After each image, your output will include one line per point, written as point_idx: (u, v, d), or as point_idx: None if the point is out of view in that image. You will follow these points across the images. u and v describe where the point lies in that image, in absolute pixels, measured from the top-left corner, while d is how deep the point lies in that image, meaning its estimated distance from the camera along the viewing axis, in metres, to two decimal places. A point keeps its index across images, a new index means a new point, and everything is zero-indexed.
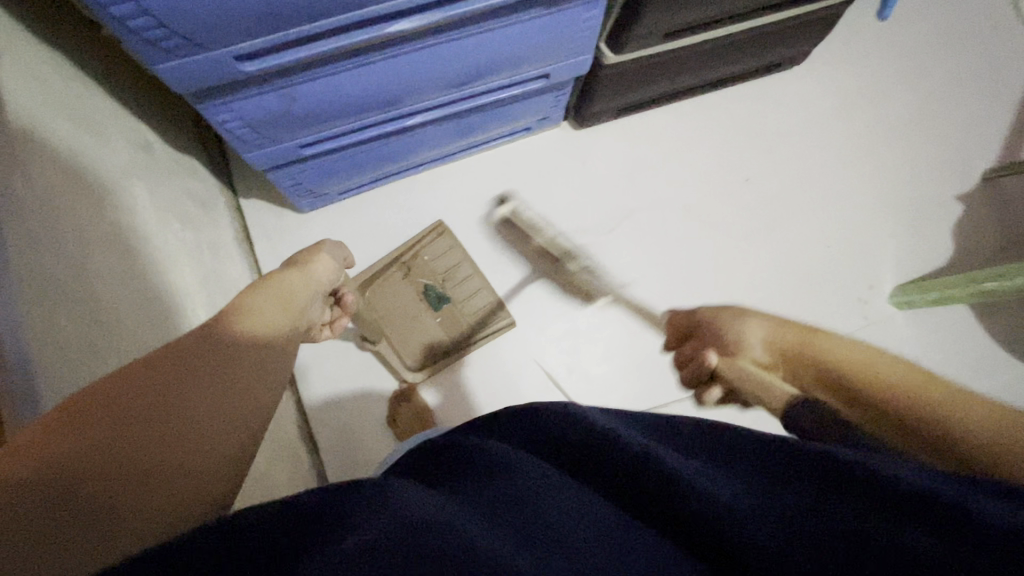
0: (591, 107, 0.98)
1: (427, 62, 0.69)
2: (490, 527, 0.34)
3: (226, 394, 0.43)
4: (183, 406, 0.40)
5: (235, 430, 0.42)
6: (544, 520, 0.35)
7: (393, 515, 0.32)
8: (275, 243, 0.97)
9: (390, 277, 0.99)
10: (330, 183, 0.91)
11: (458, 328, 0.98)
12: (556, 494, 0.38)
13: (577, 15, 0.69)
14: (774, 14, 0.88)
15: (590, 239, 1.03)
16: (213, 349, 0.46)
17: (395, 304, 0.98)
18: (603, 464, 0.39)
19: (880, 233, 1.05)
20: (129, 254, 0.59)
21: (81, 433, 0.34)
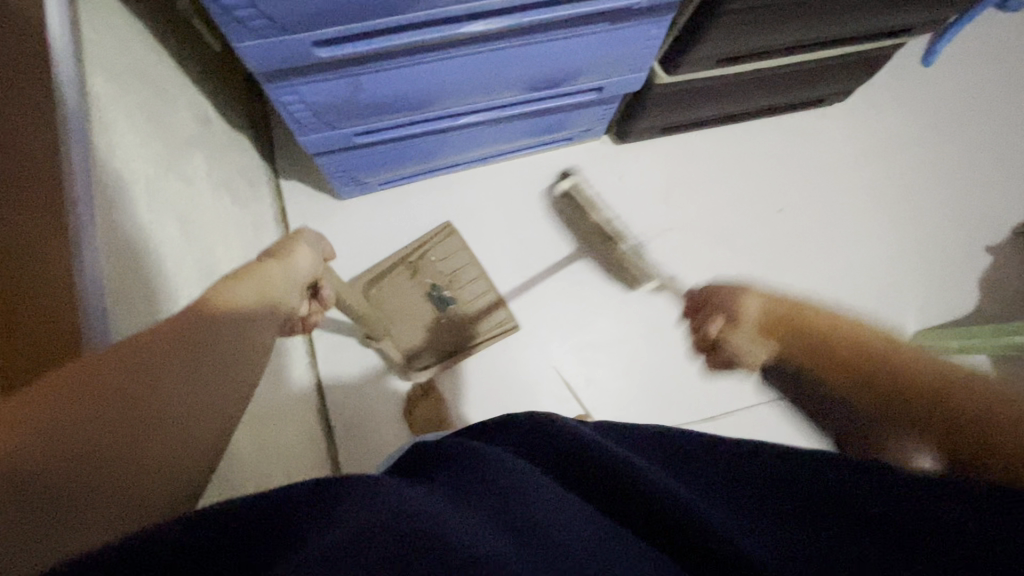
0: (635, 124, 1.00)
1: (489, 65, 0.70)
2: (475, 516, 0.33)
3: (216, 379, 0.39)
4: (171, 392, 0.36)
5: (218, 416, 0.39)
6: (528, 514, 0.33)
7: (390, 506, 0.32)
8: (311, 226, 0.98)
9: (396, 276, 0.98)
10: (372, 173, 0.92)
11: (462, 328, 0.97)
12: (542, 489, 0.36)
13: (640, 32, 0.70)
14: (827, 51, 0.90)
15: (618, 253, 1.04)
16: (210, 330, 0.41)
17: (399, 303, 0.98)
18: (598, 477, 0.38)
19: (907, 276, 1.05)
20: (187, 223, 0.60)
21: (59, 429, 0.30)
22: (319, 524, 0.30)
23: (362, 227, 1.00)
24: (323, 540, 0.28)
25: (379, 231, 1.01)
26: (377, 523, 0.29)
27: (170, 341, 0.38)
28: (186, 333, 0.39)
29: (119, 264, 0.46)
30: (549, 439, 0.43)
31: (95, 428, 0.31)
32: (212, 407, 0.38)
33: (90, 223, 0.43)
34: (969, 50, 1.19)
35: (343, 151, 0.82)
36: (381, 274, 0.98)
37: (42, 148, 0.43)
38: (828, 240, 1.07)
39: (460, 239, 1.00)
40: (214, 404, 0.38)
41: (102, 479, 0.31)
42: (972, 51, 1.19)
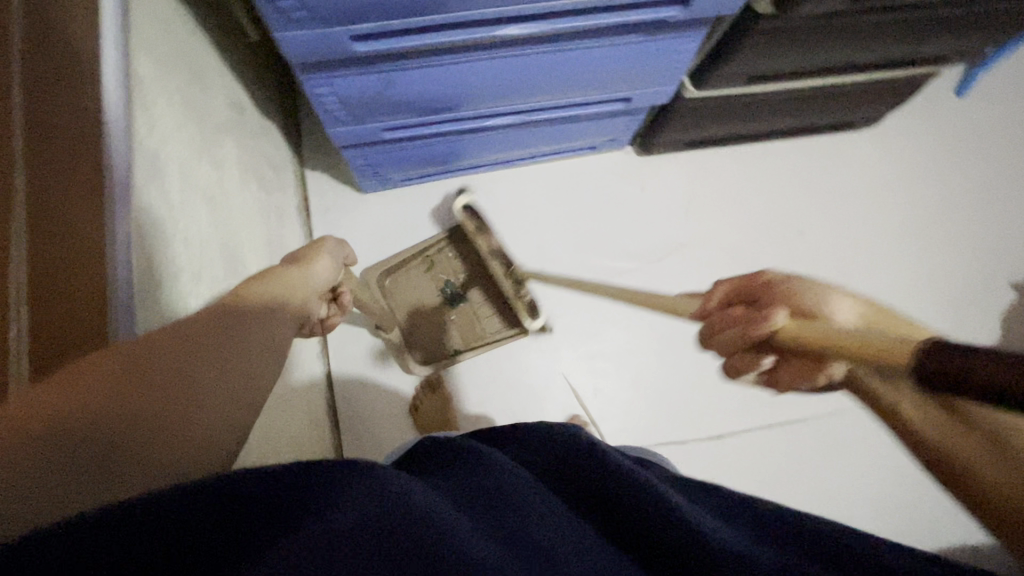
0: (659, 137, 1.00)
1: (521, 69, 0.71)
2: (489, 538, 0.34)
3: (252, 363, 0.40)
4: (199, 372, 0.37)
5: (248, 402, 0.39)
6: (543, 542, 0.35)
7: (386, 500, 0.32)
8: (332, 218, 1.00)
9: (411, 269, 0.99)
10: (396, 169, 0.93)
11: (471, 329, 0.98)
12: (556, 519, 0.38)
13: (672, 46, 0.71)
14: (859, 75, 0.89)
15: (635, 266, 1.03)
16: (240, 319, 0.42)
17: (412, 297, 0.98)
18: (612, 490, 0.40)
19: (928, 307, 1.04)
20: (215, 207, 0.61)
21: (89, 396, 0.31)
22: (326, 503, 0.30)
23: (381, 222, 1.01)
24: (335, 521, 0.29)
25: (397, 227, 1.01)
26: (379, 514, 0.30)
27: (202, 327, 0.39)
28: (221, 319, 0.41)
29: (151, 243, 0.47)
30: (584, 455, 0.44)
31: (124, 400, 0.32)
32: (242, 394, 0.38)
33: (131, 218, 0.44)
34: (1006, 84, 1.17)
35: (370, 145, 0.82)
36: (396, 266, 0.98)
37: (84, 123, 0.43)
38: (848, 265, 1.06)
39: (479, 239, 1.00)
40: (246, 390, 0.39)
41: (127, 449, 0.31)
42: (1008, 84, 1.17)
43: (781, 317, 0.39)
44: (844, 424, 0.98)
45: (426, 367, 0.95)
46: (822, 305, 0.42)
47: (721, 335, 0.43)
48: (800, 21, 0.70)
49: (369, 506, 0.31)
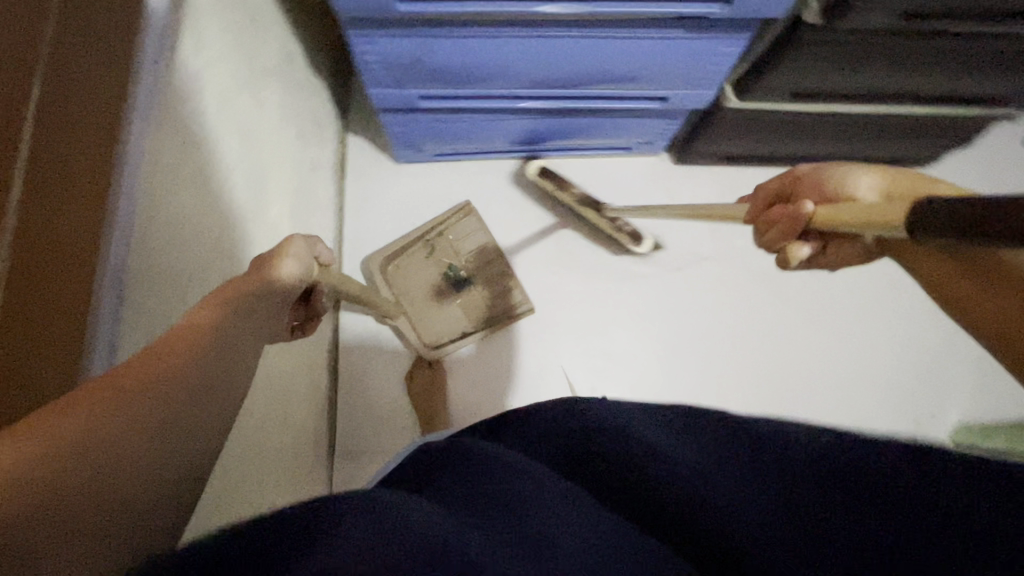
0: (696, 146, 0.99)
1: (558, 52, 0.72)
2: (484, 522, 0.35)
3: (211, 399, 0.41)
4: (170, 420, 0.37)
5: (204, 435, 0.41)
6: (536, 522, 0.35)
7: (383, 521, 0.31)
8: (365, 181, 1.04)
9: (413, 254, 1.02)
10: (431, 141, 0.95)
11: (476, 310, 1.01)
12: (539, 490, 0.39)
13: (713, 46, 0.70)
14: (915, 107, 0.85)
15: (653, 271, 1.04)
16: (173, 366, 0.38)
17: (415, 282, 1.01)
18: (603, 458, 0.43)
19: (954, 364, 1.01)
20: (250, 141, 0.65)
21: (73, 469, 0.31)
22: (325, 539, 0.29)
23: (411, 192, 1.04)
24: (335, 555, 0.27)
25: (426, 199, 1.04)
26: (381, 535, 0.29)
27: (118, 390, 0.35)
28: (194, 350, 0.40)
29: (184, 160, 0.50)
30: (568, 427, 0.47)
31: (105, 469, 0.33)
32: (172, 448, 0.38)
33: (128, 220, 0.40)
34: None
35: (407, 112, 0.85)
36: (398, 253, 1.01)
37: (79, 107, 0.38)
38: (872, 301, 1.03)
39: (479, 219, 1.03)
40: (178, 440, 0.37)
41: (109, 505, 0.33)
42: None
43: (811, 206, 0.48)
44: None
45: (435, 351, 0.98)
46: (846, 184, 0.51)
47: (769, 235, 0.53)
48: (854, 37, 0.68)
49: (370, 523, 0.30)
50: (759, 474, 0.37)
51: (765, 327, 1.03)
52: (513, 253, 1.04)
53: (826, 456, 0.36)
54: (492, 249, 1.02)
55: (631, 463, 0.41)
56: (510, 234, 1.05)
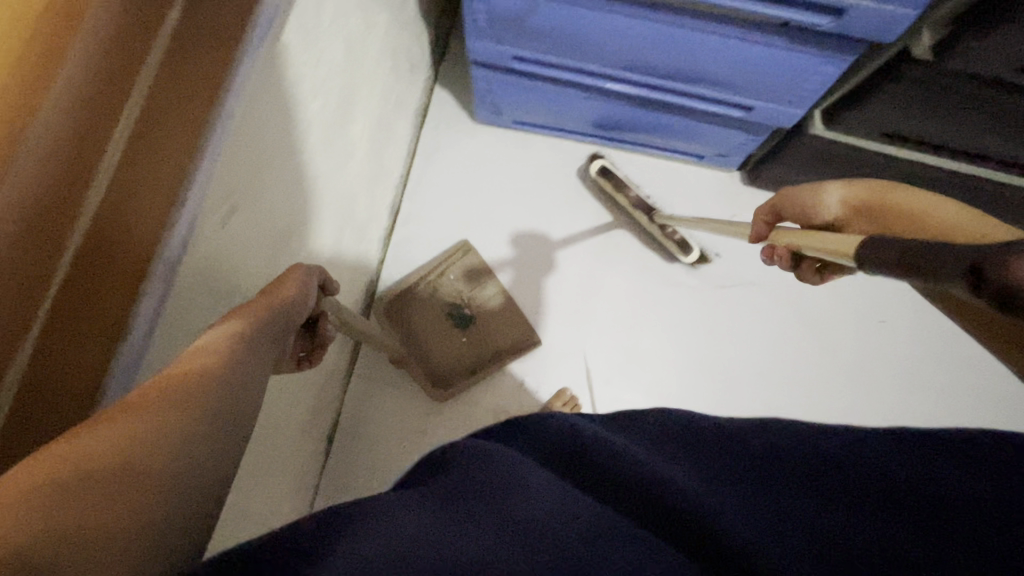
0: (770, 168, 0.97)
1: (658, 38, 0.73)
2: (471, 527, 0.33)
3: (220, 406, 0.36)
4: (174, 429, 0.33)
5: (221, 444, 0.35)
6: (526, 516, 0.35)
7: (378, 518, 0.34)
8: (440, 134, 1.08)
9: (416, 295, 0.99)
10: (512, 107, 0.98)
11: (483, 346, 0.98)
12: (529, 489, 0.38)
13: (814, 62, 0.69)
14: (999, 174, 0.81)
15: (698, 285, 1.04)
16: (159, 438, 0.31)
17: (420, 325, 0.98)
18: (616, 473, 0.40)
19: None
20: (353, 58, 0.69)
21: (76, 464, 0.27)
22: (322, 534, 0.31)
23: (481, 152, 1.08)
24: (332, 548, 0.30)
25: (493, 162, 1.08)
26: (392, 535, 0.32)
27: (92, 487, 0.27)
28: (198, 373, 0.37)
29: (300, 51, 0.54)
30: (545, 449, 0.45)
31: (106, 468, 0.28)
32: (193, 451, 0.33)
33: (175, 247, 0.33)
34: None
35: (498, 71, 0.88)
36: (400, 296, 0.98)
37: (171, 107, 0.31)
38: (902, 367, 1.01)
39: (478, 257, 1.02)
40: (186, 475, 0.31)
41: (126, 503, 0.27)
42: None
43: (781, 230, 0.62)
44: None
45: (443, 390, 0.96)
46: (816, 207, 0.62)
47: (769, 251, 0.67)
48: (953, 81, 0.67)
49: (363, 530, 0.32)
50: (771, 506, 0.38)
51: (790, 367, 1.01)
52: (564, 233, 1.06)
53: (829, 478, 0.39)
54: (499, 289, 1.00)
55: (626, 480, 0.40)
56: (564, 214, 1.06)
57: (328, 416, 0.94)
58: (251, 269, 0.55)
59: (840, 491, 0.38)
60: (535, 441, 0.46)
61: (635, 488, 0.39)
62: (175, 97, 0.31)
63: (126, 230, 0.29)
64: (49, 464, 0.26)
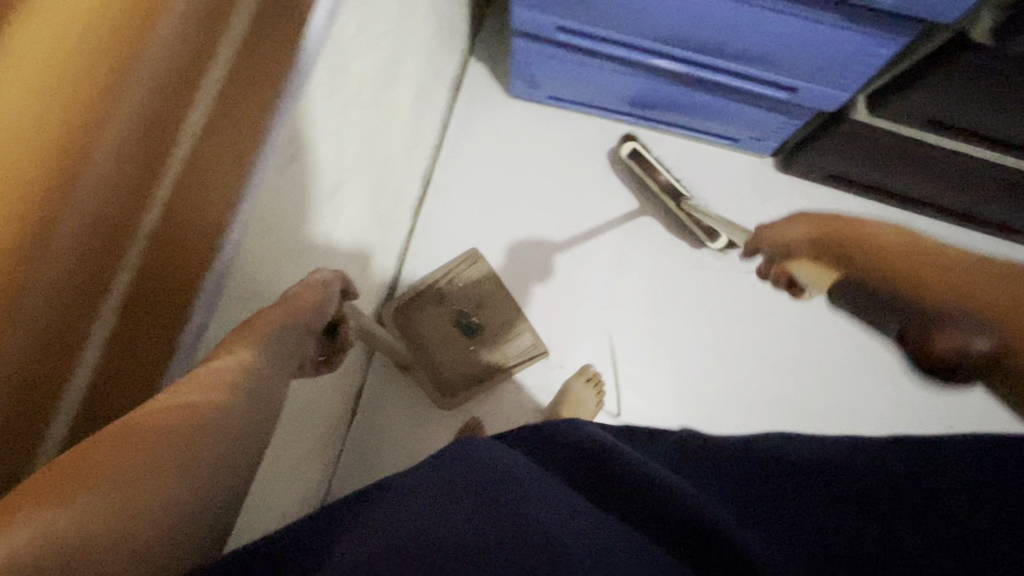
0: (807, 155, 0.97)
1: (709, 12, 0.72)
2: (499, 524, 0.39)
3: (215, 442, 0.41)
4: (173, 459, 0.38)
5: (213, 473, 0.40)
6: (541, 523, 0.40)
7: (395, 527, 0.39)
8: (473, 107, 1.08)
9: (422, 303, 0.98)
10: (549, 81, 0.98)
11: (489, 355, 0.97)
12: (548, 492, 0.44)
13: (867, 43, 0.69)
14: (1004, 159, 0.81)
15: (725, 271, 1.04)
16: (165, 460, 0.37)
17: (426, 332, 0.97)
18: (623, 477, 0.48)
19: None
20: (403, 18, 0.69)
21: (92, 484, 0.32)
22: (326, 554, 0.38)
23: (514, 127, 1.07)
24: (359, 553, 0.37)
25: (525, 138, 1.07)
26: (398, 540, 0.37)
27: (101, 512, 0.33)
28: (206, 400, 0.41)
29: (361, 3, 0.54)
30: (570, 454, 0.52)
31: (117, 491, 0.34)
32: (190, 476, 0.39)
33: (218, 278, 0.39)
34: None
35: (539, 42, 0.87)
36: (406, 304, 0.97)
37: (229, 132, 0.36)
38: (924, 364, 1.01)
39: (486, 266, 1.00)
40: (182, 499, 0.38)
41: (130, 525, 0.34)
42: None
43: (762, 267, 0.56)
44: None
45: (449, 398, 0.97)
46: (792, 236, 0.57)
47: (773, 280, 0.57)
48: (995, 62, 0.65)
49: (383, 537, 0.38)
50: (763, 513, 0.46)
51: (808, 359, 1.02)
52: (593, 212, 1.06)
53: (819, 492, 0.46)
54: (506, 297, 0.99)
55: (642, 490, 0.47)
56: (594, 193, 1.06)
57: (355, 382, 0.97)
58: (291, 243, 0.58)
59: (816, 502, 0.45)
60: (558, 450, 0.53)
61: (647, 500, 0.46)
62: (232, 116, 0.35)
63: (178, 253, 0.34)
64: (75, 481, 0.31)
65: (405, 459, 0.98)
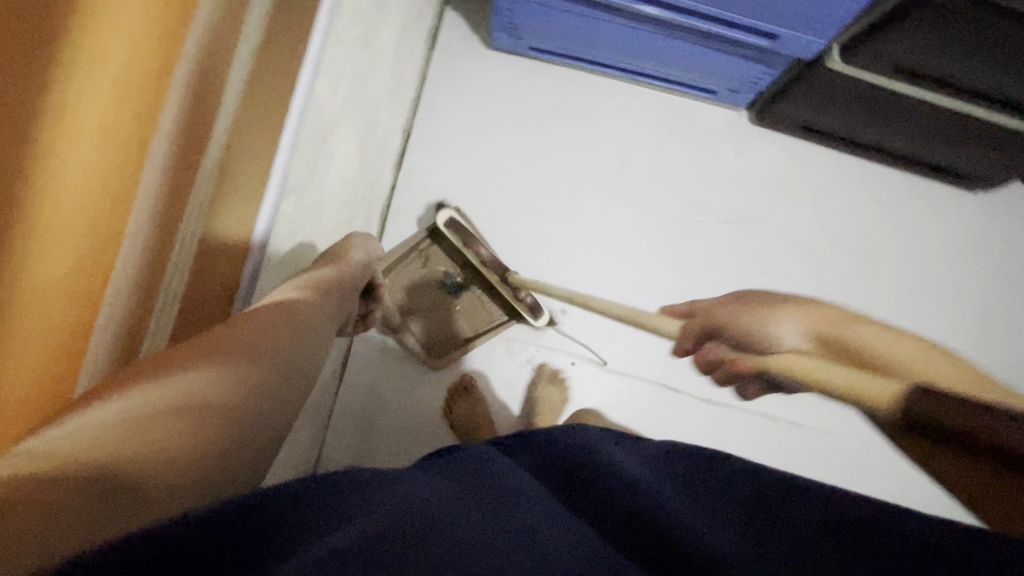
0: (781, 105, 0.99)
1: None
2: (486, 529, 0.39)
3: (200, 434, 0.44)
4: (158, 452, 0.40)
5: (205, 457, 0.43)
6: (532, 531, 0.40)
7: (393, 515, 0.37)
8: (452, 58, 1.04)
9: (408, 263, 0.97)
10: (530, 29, 0.95)
11: (476, 313, 0.98)
12: (531, 505, 0.45)
13: None
14: (982, 111, 0.85)
15: (703, 220, 1.07)
16: (153, 448, 0.40)
17: (415, 293, 0.98)
18: (594, 483, 0.49)
19: None
20: None
21: (70, 468, 0.33)
22: (312, 537, 0.34)
23: (494, 80, 1.05)
24: (332, 542, 0.33)
25: (505, 90, 1.05)
26: (386, 527, 0.35)
27: (92, 482, 0.34)
28: (197, 404, 0.46)
29: None
30: (568, 465, 0.53)
31: (98, 472, 0.35)
32: (177, 467, 0.40)
33: (257, 261, 0.67)
34: None
35: None
36: (394, 262, 0.96)
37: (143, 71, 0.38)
38: (886, 308, 1.07)
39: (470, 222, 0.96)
40: (171, 485, 0.39)
41: (118, 500, 0.34)
42: None
43: None
44: (825, 436, 1.04)
45: (440, 360, 0.98)
46: None
47: None
48: (976, 14, 0.68)
49: (366, 527, 0.35)
50: (736, 511, 0.45)
51: (787, 302, 1.06)
52: (574, 166, 1.06)
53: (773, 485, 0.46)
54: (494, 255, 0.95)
55: (613, 496, 0.47)
56: (577, 147, 1.06)
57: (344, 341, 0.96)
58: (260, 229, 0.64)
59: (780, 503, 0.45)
60: (549, 457, 0.56)
61: (626, 513, 0.45)
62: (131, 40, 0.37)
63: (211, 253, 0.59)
64: (61, 465, 0.33)
65: (407, 416, 0.99)
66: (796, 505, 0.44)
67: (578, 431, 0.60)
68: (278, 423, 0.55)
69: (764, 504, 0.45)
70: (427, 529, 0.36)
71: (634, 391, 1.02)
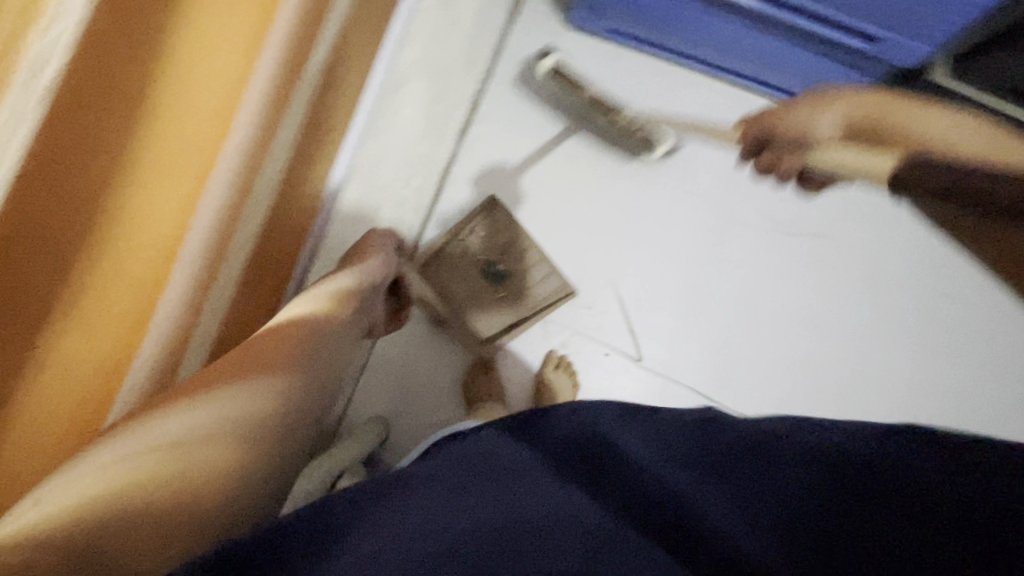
0: None
1: None
2: (492, 532, 0.43)
3: (222, 455, 0.49)
4: (184, 482, 0.45)
5: (228, 477, 0.48)
6: (532, 523, 0.44)
7: (398, 536, 0.43)
8: (529, 31, 1.02)
9: (450, 252, 0.98)
10: (614, 9, 0.92)
11: (515, 301, 0.98)
12: (542, 485, 0.49)
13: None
14: None
15: (764, 230, 1.02)
16: (179, 475, 0.45)
17: (456, 281, 0.98)
18: (611, 469, 0.51)
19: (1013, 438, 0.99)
20: None
21: (93, 513, 0.39)
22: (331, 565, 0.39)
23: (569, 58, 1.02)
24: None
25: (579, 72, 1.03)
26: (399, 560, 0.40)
27: (111, 523, 0.39)
28: (220, 425, 0.51)
29: None
30: (583, 446, 0.54)
31: (118, 517, 0.40)
32: (200, 493, 0.45)
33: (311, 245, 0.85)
34: None
35: None
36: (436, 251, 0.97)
37: None
38: (951, 346, 1.00)
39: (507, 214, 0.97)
40: (194, 510, 0.44)
41: (134, 536, 0.40)
42: None
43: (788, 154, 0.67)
44: None
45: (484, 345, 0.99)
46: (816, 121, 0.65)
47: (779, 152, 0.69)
48: None
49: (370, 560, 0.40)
50: (767, 498, 0.47)
51: (843, 327, 1.01)
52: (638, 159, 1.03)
53: (819, 453, 0.48)
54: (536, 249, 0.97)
55: (624, 487, 0.49)
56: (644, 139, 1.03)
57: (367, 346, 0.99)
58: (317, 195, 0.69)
59: (811, 491, 0.47)
60: (556, 441, 0.55)
61: (648, 508, 0.48)
62: None
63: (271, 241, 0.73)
64: (85, 508, 0.39)
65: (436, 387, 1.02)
66: (831, 474, 0.47)
67: (588, 410, 0.59)
68: (298, 412, 0.59)
69: (790, 466, 0.48)
70: (442, 553, 0.41)
71: (666, 393, 1.00)
